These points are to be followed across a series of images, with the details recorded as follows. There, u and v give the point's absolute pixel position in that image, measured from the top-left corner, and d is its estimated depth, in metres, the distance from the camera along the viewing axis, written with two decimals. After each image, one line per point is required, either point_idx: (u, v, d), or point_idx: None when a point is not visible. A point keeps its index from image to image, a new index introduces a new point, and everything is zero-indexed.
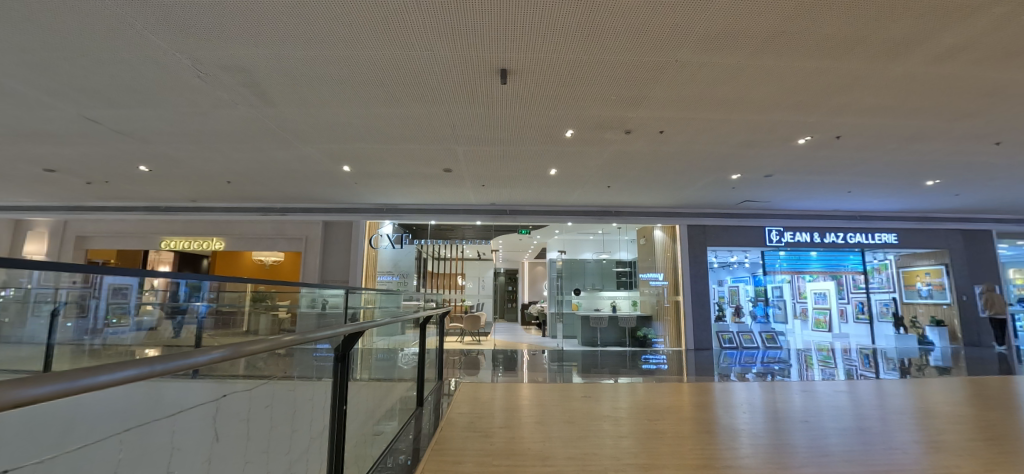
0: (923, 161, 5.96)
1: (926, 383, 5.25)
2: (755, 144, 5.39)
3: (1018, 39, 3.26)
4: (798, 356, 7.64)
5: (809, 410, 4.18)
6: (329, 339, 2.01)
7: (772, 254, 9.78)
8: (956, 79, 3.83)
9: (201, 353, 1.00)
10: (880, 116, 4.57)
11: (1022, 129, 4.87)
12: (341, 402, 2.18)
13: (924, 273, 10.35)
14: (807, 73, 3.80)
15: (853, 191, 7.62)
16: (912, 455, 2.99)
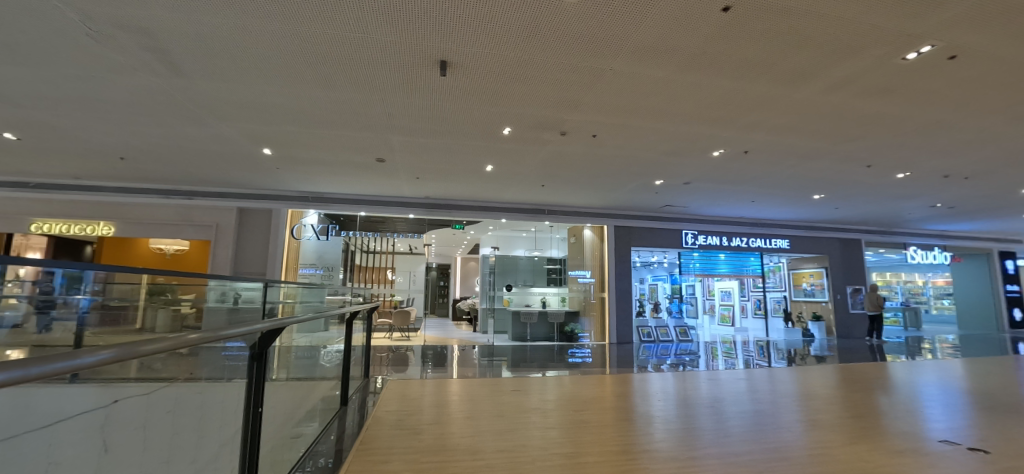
0: (812, 177, 6.84)
1: (807, 370, 6.04)
2: (677, 153, 5.83)
3: (886, 77, 3.86)
4: (705, 348, 8.40)
5: (717, 397, 4.61)
6: (243, 336, 1.83)
7: (687, 256, 10.43)
8: (840, 107, 4.44)
9: (85, 356, 0.90)
10: (780, 134, 5.15)
11: (886, 155, 5.77)
12: (254, 404, 2.00)
13: (810, 275, 11.71)
14: (724, 91, 4.18)
15: (756, 200, 8.53)
16: (796, 432, 3.45)
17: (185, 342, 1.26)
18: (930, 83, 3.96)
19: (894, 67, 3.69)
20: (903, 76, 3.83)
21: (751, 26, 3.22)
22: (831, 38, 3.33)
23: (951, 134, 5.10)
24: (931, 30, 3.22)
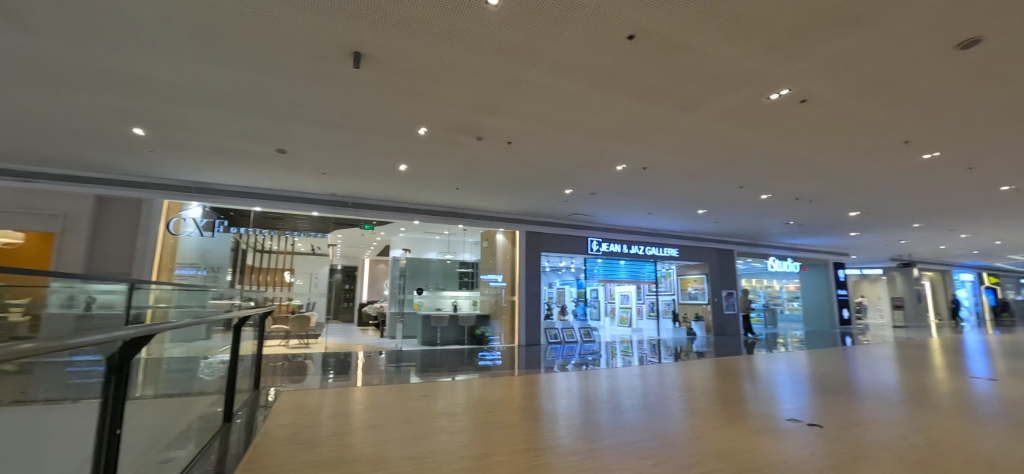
0: (697, 194, 7.74)
1: (690, 365, 6.79)
2: (584, 165, 6.20)
3: (754, 112, 4.53)
4: (606, 348, 9.02)
5: (617, 392, 4.98)
6: (99, 344, 1.54)
7: (591, 262, 11.34)
8: (719, 135, 5.10)
9: None
10: (673, 154, 5.75)
11: (753, 177, 6.74)
12: (109, 423, 1.71)
13: (693, 280, 13.16)
14: (628, 111, 4.56)
15: (651, 212, 9.39)
16: (681, 420, 3.85)
17: (23, 350, 1.04)
18: (785, 121, 4.73)
19: (760, 104, 4.35)
20: (769, 111, 4.52)
21: (653, 55, 3.57)
22: (716, 73, 3.82)
23: (802, 164, 6.12)
24: (788, 76, 3.86)
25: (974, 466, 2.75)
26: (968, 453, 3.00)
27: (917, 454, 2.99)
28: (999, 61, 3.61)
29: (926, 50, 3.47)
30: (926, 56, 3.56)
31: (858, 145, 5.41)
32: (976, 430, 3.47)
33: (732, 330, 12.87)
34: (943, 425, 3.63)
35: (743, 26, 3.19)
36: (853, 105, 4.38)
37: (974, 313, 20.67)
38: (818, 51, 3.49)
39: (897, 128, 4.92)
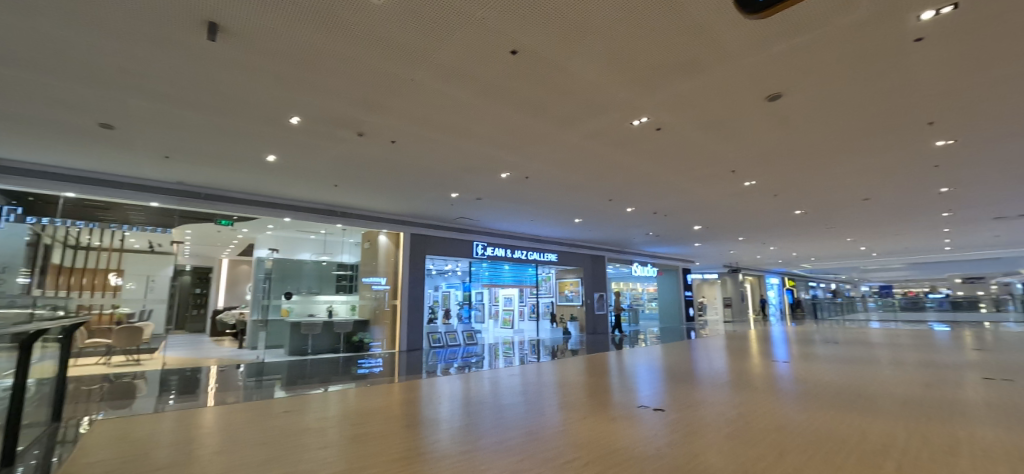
0: (574, 205, 8.36)
1: (565, 362, 7.27)
2: (470, 170, 6.26)
3: (621, 134, 5.05)
4: (489, 350, 9.21)
5: (498, 393, 5.11)
6: None
7: (477, 266, 11.51)
8: (592, 152, 5.59)
9: None
10: (553, 166, 6.12)
11: (620, 192, 7.51)
12: None
13: (570, 283, 14.07)
14: (512, 122, 4.73)
15: (534, 219, 9.86)
16: (555, 415, 4.10)
17: None
18: (646, 144, 5.38)
19: (626, 127, 4.87)
20: (632, 135, 5.08)
21: (534, 71, 3.76)
22: (590, 95, 4.17)
23: (659, 183, 7.00)
24: (648, 106, 4.39)
25: (774, 433, 3.42)
26: (770, 422, 3.72)
27: (736, 426, 3.61)
28: (794, 112, 4.57)
29: (747, 97, 4.24)
30: (748, 103, 4.35)
31: (700, 170, 6.37)
32: (776, 404, 4.32)
33: (602, 329, 14.08)
34: (756, 402, 4.44)
35: (612, 57, 3.55)
36: (697, 136, 5.16)
37: (779, 309, 25.77)
38: (670, 87, 4.04)
39: (727, 158, 5.91)
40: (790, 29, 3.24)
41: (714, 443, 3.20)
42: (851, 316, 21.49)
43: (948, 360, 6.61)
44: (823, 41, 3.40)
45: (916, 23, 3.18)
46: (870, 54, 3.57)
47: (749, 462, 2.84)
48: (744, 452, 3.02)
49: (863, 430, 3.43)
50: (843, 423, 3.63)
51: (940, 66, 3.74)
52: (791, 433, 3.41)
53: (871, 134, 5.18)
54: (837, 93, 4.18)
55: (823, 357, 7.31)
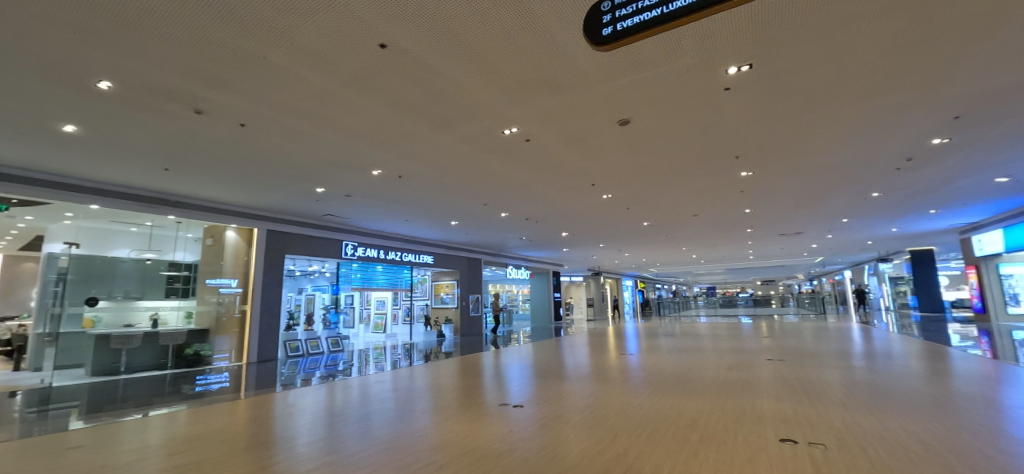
0: (450, 207, 8.38)
1: (438, 364, 7.27)
2: (336, 165, 5.86)
3: (493, 141, 5.21)
4: (358, 356, 8.69)
5: (362, 401, 4.87)
6: None
7: (345, 266, 10.71)
8: (465, 156, 5.65)
9: None
10: (426, 168, 6.05)
11: (494, 197, 7.74)
12: None
13: (447, 286, 14.08)
14: (382, 119, 4.55)
15: (409, 220, 9.60)
16: (421, 418, 4.06)
17: None
18: (516, 153, 5.63)
19: (496, 135, 5.03)
20: (503, 143, 5.29)
21: (405, 69, 3.68)
22: (461, 101, 4.23)
23: (529, 191, 7.40)
24: (518, 116, 4.59)
25: (618, 419, 3.85)
26: (613, 409, 4.19)
27: (585, 416, 3.99)
28: (640, 136, 5.21)
29: (602, 119, 4.73)
30: (604, 123, 4.82)
31: (565, 181, 6.90)
32: (621, 393, 4.89)
33: (477, 330, 14.39)
34: (605, 392, 4.97)
35: (482, 65, 3.63)
36: (561, 149, 5.58)
37: (632, 307, 29.22)
38: (537, 102, 4.30)
39: (588, 172, 6.51)
40: (635, 65, 3.71)
41: (565, 433, 3.49)
42: (685, 313, 25.37)
43: (748, 347, 8.22)
44: (660, 79, 3.95)
45: (725, 74, 3.89)
46: (694, 95, 4.26)
47: (592, 447, 3.16)
48: (588, 439, 3.34)
49: (682, 410, 4.07)
50: (669, 404, 4.26)
51: (743, 112, 4.64)
52: (628, 418, 3.89)
53: (697, 161, 6.18)
54: (671, 124, 4.90)
55: (662, 348, 8.50)
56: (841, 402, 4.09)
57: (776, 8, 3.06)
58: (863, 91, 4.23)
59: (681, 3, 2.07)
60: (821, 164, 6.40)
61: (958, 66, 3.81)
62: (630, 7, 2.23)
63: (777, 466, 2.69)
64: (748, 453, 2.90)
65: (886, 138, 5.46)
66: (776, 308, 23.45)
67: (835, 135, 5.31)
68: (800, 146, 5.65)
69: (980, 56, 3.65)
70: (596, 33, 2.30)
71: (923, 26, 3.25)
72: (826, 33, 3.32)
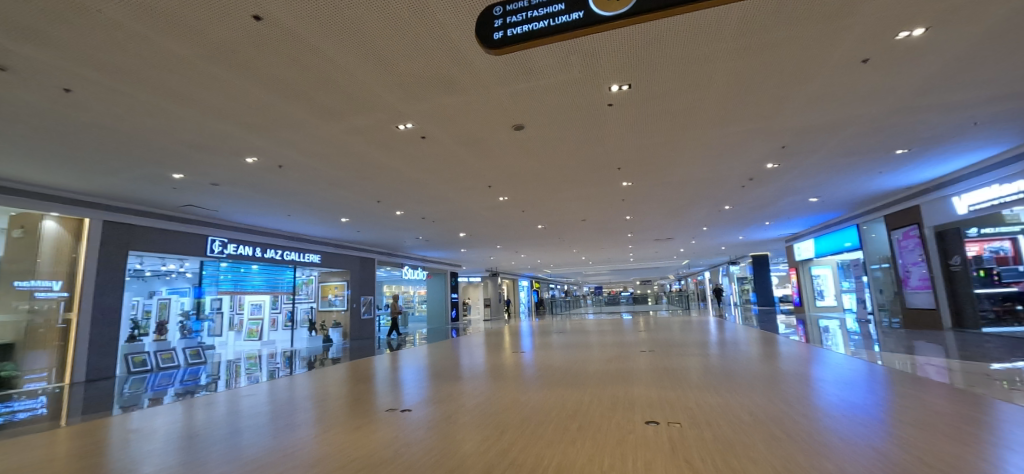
0: (340, 203, 7.89)
1: (323, 372, 6.80)
2: (200, 148, 5.15)
3: (384, 135, 5.01)
4: (226, 368, 7.75)
5: (225, 417, 4.34)
6: None
7: (211, 266, 9.63)
8: (355, 149, 5.36)
9: None
10: (311, 158, 5.62)
11: (387, 194, 7.46)
12: None
13: (335, 287, 13.37)
14: (257, 101, 4.12)
15: (292, 215, 8.84)
16: (297, 430, 3.74)
17: None
18: (409, 149, 5.49)
19: (389, 128, 4.85)
20: (396, 138, 5.12)
21: (284, 49, 3.37)
22: (349, 90, 4.00)
23: (425, 189, 7.28)
24: (410, 111, 4.48)
25: (504, 415, 3.96)
26: (500, 406, 4.30)
27: (472, 414, 4.03)
28: (531, 142, 5.42)
29: (497, 122, 4.83)
30: (497, 126, 4.92)
31: (461, 181, 6.91)
32: (508, 389, 5.04)
33: (369, 334, 13.76)
34: (493, 389, 5.07)
35: (371, 54, 3.47)
36: (456, 149, 5.57)
37: (528, 306, 30.31)
38: (431, 99, 4.24)
39: (483, 174, 6.60)
40: (528, 73, 3.85)
41: (451, 433, 3.48)
42: (576, 311, 27.03)
43: (627, 340, 9.03)
44: (551, 88, 4.15)
45: (608, 91, 4.22)
46: (581, 108, 4.56)
47: (478, 445, 3.19)
48: (474, 437, 3.37)
49: (563, 402, 4.32)
50: (551, 398, 4.49)
51: (623, 127, 5.09)
52: (513, 413, 4.01)
53: (584, 170, 6.63)
54: (561, 133, 5.18)
55: (551, 345, 8.96)
56: (696, 386, 4.68)
57: (651, 37, 3.41)
58: (719, 118, 4.91)
59: (566, 18, 2.19)
60: (686, 178, 7.29)
61: (782, 104, 4.61)
62: (520, 14, 2.29)
63: (643, 446, 2.97)
64: (618, 437, 3.17)
65: (735, 160, 6.40)
66: (652, 305, 26.14)
67: (697, 154, 6.08)
68: (670, 161, 6.37)
69: (801, 97, 4.46)
70: (488, 37, 2.32)
71: (762, 68, 3.87)
72: (690, 64, 3.78)
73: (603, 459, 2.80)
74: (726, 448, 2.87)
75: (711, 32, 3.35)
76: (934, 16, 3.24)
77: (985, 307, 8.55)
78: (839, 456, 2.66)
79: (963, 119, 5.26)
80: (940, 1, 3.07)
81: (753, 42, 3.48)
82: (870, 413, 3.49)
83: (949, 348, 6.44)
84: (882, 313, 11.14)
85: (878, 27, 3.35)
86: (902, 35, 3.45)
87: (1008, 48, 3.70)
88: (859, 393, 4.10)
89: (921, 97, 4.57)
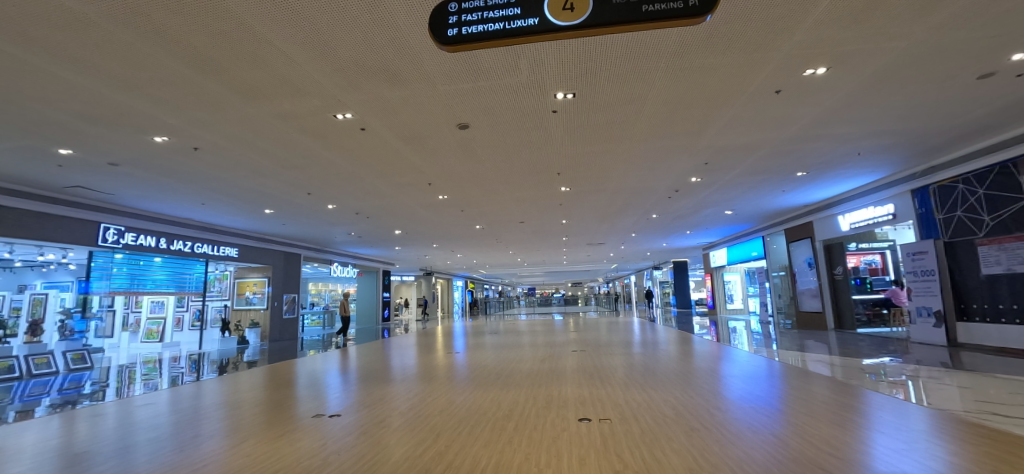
0: (264, 193, 7.31)
1: (237, 377, 6.23)
2: (97, 122, 4.52)
3: (320, 123, 4.73)
4: (117, 374, 6.79)
5: (116, 431, 3.81)
6: None
7: (104, 257, 8.47)
8: (285, 135, 5.01)
9: None
10: (234, 142, 5.16)
11: (318, 186, 7.04)
12: None
13: (254, 284, 12.44)
14: (174, 74, 3.71)
15: (206, 204, 8.03)
16: (207, 443, 3.41)
17: None
18: (347, 141, 5.23)
19: (325, 116, 4.57)
20: (333, 128, 4.87)
21: (211, 20, 3.07)
22: (284, 72, 3.74)
23: (361, 183, 6.99)
24: (350, 101, 4.28)
25: (438, 417, 3.91)
26: (435, 408, 4.24)
27: (407, 418, 3.94)
28: (476, 141, 5.41)
29: (442, 120, 4.78)
30: (442, 123, 4.85)
31: (401, 177, 6.73)
32: (443, 391, 4.99)
33: (289, 335, 12.89)
34: (429, 391, 4.99)
35: (311, 35, 3.26)
36: (397, 144, 5.41)
37: (461, 306, 30.15)
38: (374, 90, 4.09)
39: (424, 171, 6.48)
40: (477, 73, 3.85)
41: (385, 438, 3.37)
42: (508, 311, 27.39)
43: (558, 340, 9.28)
44: (497, 90, 4.19)
45: (554, 98, 4.35)
46: (527, 112, 4.65)
47: (413, 449, 3.13)
48: (409, 441, 3.30)
49: (498, 402, 4.36)
50: (487, 398, 4.52)
51: (565, 134, 5.27)
52: (449, 415, 3.98)
53: (525, 173, 6.75)
54: (506, 135, 5.24)
55: (485, 345, 9.00)
56: (621, 384, 4.95)
57: (597, 50, 3.56)
58: (652, 132, 5.25)
59: (523, 23, 2.18)
60: (620, 187, 7.71)
61: (707, 124, 5.02)
62: (476, 13, 2.24)
63: (575, 442, 3.11)
64: (553, 435, 3.27)
65: (664, 172, 6.88)
66: (581, 306, 27.20)
67: (630, 164, 6.46)
68: (606, 170, 6.70)
69: (723, 119, 4.91)
70: (443, 32, 2.26)
71: (692, 89, 4.20)
72: (630, 79, 4.00)
73: (539, 456, 2.88)
74: (651, 441, 3.08)
75: (651, 51, 3.57)
76: (834, 58, 3.72)
77: (860, 311, 9.94)
78: (745, 443, 2.97)
79: (849, 150, 6.10)
80: (837, 46, 3.54)
81: (687, 65, 3.76)
82: (769, 404, 3.94)
83: (832, 347, 7.38)
84: (780, 316, 12.52)
85: (788, 63, 3.78)
86: (808, 71, 3.92)
87: (884, 92, 4.36)
88: (761, 387, 4.59)
89: (819, 128, 5.22)
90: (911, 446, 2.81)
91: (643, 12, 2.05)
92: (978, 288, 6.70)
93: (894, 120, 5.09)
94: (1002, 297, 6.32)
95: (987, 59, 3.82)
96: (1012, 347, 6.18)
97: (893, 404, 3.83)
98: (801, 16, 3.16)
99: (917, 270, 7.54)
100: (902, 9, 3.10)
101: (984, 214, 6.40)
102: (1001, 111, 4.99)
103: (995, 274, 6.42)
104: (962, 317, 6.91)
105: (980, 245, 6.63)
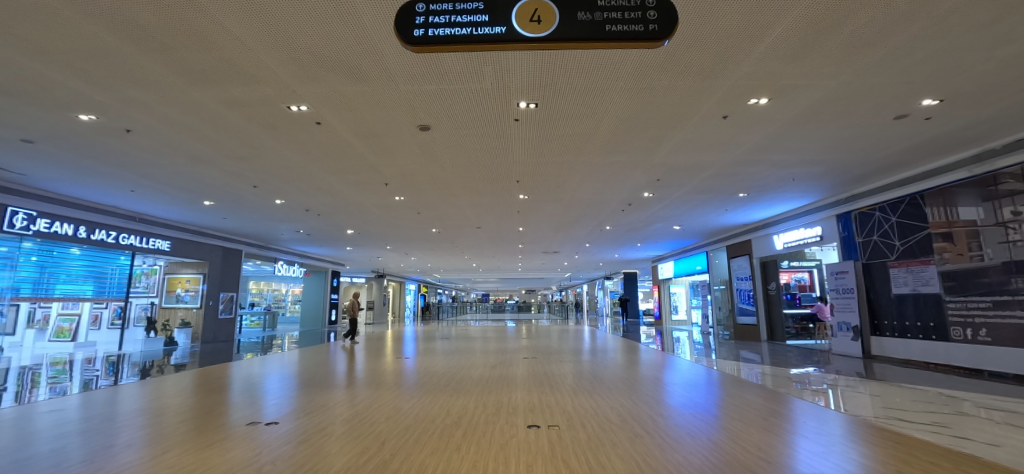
0: (205, 184, 6.88)
1: (162, 381, 5.73)
2: (11, 94, 4.07)
3: (272, 114, 4.53)
4: (17, 376, 6.11)
5: (11, 442, 3.36)
6: None
7: (10, 244, 7.57)
8: (233, 124, 4.75)
9: None
10: (173, 127, 4.80)
11: (267, 180, 6.71)
12: None
13: (186, 280, 11.72)
14: (108, 48, 3.42)
15: (137, 191, 7.41)
16: (123, 454, 3.09)
17: None
18: (301, 134, 5.05)
19: (277, 106, 4.37)
20: (286, 120, 4.67)
21: None
22: (235, 57, 3.55)
23: (313, 179, 6.72)
24: (307, 94, 4.14)
25: (384, 423, 3.82)
26: (381, 414, 4.13)
27: (350, 425, 3.79)
28: (436, 144, 5.37)
29: (402, 120, 4.70)
30: (402, 123, 4.78)
31: (356, 176, 6.54)
32: (391, 397, 4.85)
33: (223, 336, 12.08)
34: (376, 397, 4.83)
35: (266, 20, 3.12)
36: (354, 142, 5.28)
37: (412, 311, 29.53)
38: (332, 84, 3.96)
39: (381, 170, 6.34)
40: (441, 76, 3.85)
41: (325, 447, 3.22)
42: (461, 317, 27.08)
43: (509, 347, 9.31)
44: (461, 95, 4.20)
45: (516, 106, 4.41)
46: (489, 118, 4.67)
47: (355, 458, 3.01)
48: (352, 449, 3.18)
49: (447, 408, 4.30)
50: (436, 404, 4.44)
51: (525, 143, 5.34)
52: (396, 421, 3.89)
53: (485, 179, 6.77)
54: (467, 140, 5.24)
55: (436, 350, 8.87)
56: (569, 390, 5.03)
57: (561, 65, 3.67)
58: (608, 147, 5.44)
59: (489, 31, 2.18)
60: (577, 197, 7.89)
61: (659, 142, 5.28)
62: (444, 16, 2.22)
63: (524, 448, 3.13)
64: (500, 442, 3.27)
65: (619, 186, 7.13)
66: (534, 313, 27.40)
67: (587, 176, 6.63)
68: (564, 180, 6.83)
69: (674, 139, 5.17)
70: (408, 31, 2.20)
71: (649, 109, 4.41)
72: (590, 95, 4.15)
73: (487, 463, 2.87)
74: (596, 446, 3.16)
75: (611, 70, 3.71)
76: (774, 90, 4.03)
77: (789, 324, 10.62)
78: (684, 448, 3.11)
79: (784, 175, 6.62)
80: (777, 79, 3.84)
81: (644, 85, 3.94)
82: (708, 411, 4.13)
83: (763, 357, 7.89)
84: (719, 328, 13.23)
85: (735, 92, 4.06)
86: (751, 101, 4.22)
87: (815, 125, 4.77)
88: (701, 395, 4.80)
89: (758, 153, 5.63)
90: (828, 450, 3.06)
91: (606, 31, 2.13)
92: (889, 306, 7.40)
93: (823, 150, 5.58)
94: (909, 315, 7.03)
95: (901, 101, 4.28)
96: (915, 360, 6.88)
97: (815, 410, 4.15)
98: (747, 50, 3.40)
99: (838, 288, 8.16)
100: (831, 51, 3.42)
101: (896, 240, 7.13)
102: (910, 149, 5.60)
103: (902, 294, 7.13)
104: (876, 332, 7.61)
105: (891, 268, 7.33)
